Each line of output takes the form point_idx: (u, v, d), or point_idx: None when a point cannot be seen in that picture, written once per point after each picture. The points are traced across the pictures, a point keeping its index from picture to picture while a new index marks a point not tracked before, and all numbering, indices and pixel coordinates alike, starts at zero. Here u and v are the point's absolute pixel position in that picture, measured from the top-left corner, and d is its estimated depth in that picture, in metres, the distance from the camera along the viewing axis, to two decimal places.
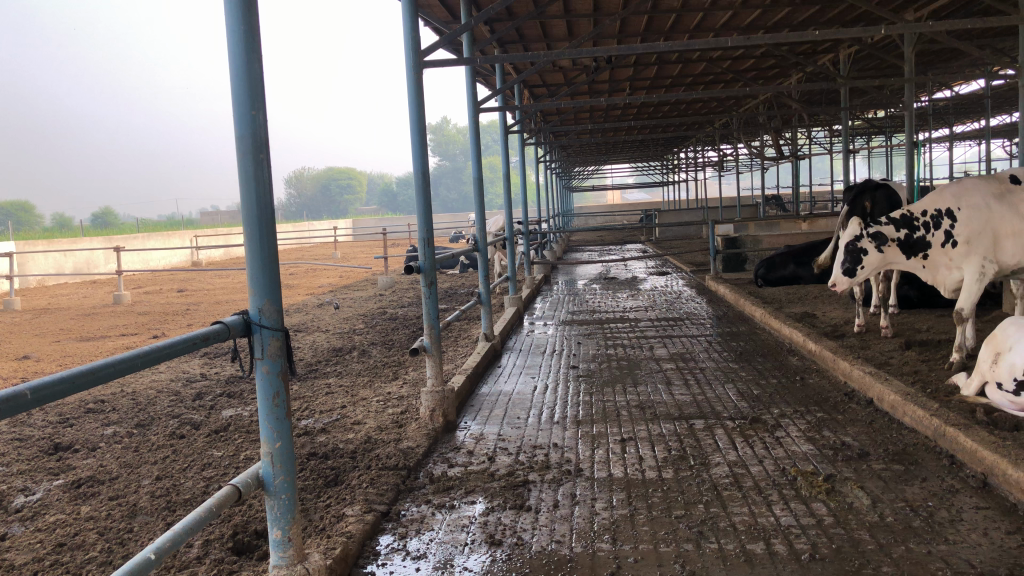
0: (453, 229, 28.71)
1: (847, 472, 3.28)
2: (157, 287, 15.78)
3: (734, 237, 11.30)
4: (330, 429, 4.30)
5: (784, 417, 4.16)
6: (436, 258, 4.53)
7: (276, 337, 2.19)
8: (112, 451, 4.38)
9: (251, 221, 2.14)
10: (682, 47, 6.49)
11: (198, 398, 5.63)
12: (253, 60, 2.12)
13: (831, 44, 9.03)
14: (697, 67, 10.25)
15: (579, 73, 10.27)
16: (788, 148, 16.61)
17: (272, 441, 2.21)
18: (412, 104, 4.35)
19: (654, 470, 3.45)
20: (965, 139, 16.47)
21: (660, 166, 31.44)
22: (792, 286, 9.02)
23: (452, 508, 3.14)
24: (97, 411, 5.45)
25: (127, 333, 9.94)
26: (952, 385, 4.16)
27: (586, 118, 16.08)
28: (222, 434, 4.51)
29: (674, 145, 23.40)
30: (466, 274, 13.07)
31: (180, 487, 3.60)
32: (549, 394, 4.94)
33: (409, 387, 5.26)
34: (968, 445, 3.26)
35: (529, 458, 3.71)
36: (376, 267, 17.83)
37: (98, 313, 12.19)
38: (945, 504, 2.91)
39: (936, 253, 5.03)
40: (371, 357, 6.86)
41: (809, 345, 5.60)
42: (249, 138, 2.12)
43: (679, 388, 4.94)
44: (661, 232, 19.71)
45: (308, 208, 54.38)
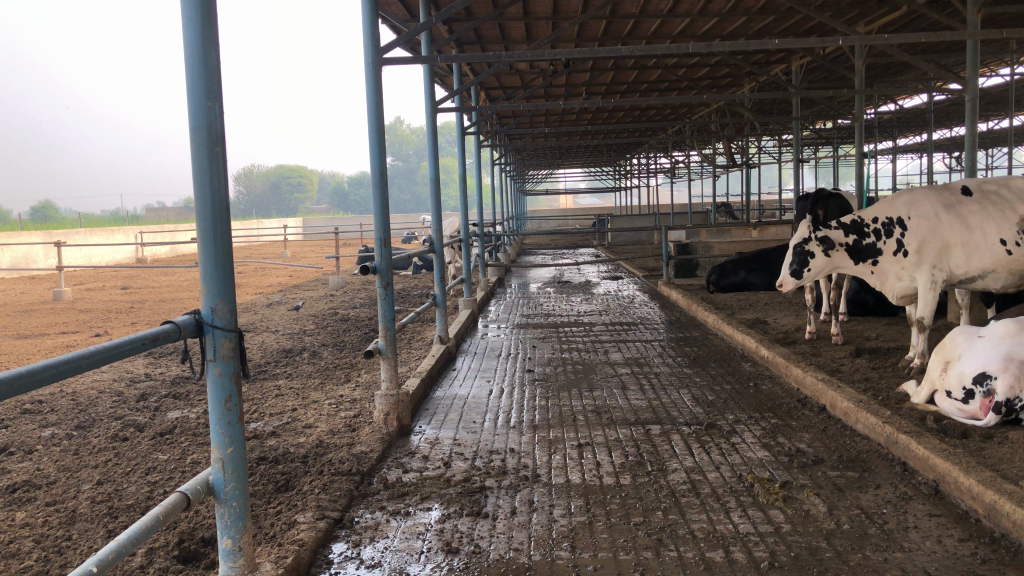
0: (406, 230, 28.55)
1: (803, 479, 3.30)
2: (100, 284, 15.35)
3: (687, 243, 11.40)
4: (281, 433, 4.20)
5: (739, 423, 4.18)
6: (392, 259, 4.44)
7: (229, 338, 2.10)
8: (50, 454, 4.21)
9: (205, 217, 2.05)
10: (642, 53, 6.51)
11: (142, 399, 5.45)
12: (209, 50, 2.04)
13: (784, 55, 9.17)
14: (653, 74, 10.32)
15: (537, 76, 10.26)
16: (739, 156, 16.86)
17: (223, 446, 2.12)
18: (370, 102, 4.27)
19: (611, 475, 3.43)
20: (909, 152, 16.92)
21: (613, 171, 31.71)
22: (743, 292, 9.13)
23: (407, 515, 3.08)
24: (34, 412, 5.24)
25: (67, 331, 9.63)
26: (902, 393, 4.22)
27: (541, 121, 16.10)
28: (167, 437, 4.37)
29: (627, 151, 23.57)
30: (420, 276, 12.95)
31: (123, 492, 3.46)
32: (505, 399, 4.89)
33: (362, 390, 5.16)
34: (920, 452, 3.30)
35: (486, 463, 3.66)
36: (327, 267, 17.59)
37: (36, 309, 11.78)
38: (900, 511, 2.94)
39: (886, 260, 5.09)
40: (323, 358, 6.74)
41: (762, 351, 5.65)
42: (204, 130, 2.03)
43: (635, 393, 4.94)
44: (614, 237, 19.87)
45: (257, 206, 53.52)
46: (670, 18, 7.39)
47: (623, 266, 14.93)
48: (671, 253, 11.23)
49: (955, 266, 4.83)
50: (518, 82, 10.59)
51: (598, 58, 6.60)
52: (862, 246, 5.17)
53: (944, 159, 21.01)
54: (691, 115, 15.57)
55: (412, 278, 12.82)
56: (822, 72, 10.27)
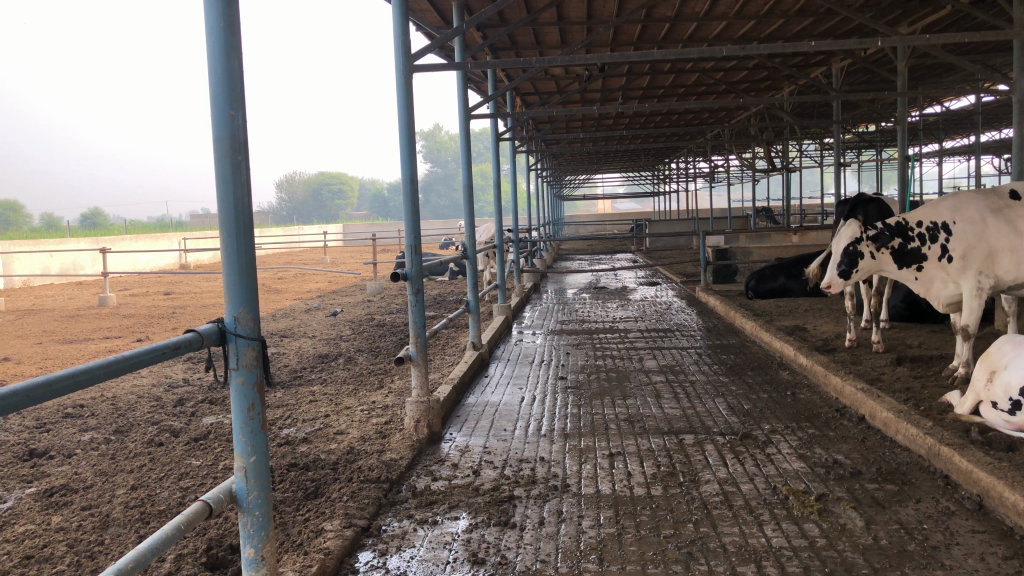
0: (444, 236, 28.66)
1: (840, 492, 3.21)
2: (143, 289, 15.63)
3: (725, 249, 11.26)
4: (313, 439, 4.21)
5: (775, 433, 4.10)
6: (423, 266, 4.43)
7: (252, 346, 2.10)
8: (88, 458, 4.27)
9: (228, 226, 2.05)
10: (676, 56, 6.44)
11: (179, 404, 5.52)
12: (232, 59, 2.04)
13: (824, 57, 9.01)
14: (691, 78, 10.22)
15: (572, 81, 10.22)
16: (780, 161, 16.61)
17: (246, 455, 2.11)
18: (401, 108, 4.27)
19: (643, 486, 3.37)
20: (955, 154, 16.53)
21: (651, 176, 31.50)
22: (781, 299, 8.98)
23: (435, 524, 3.05)
24: (75, 416, 5.34)
25: (111, 336, 9.81)
26: (945, 403, 4.10)
27: (578, 126, 16.04)
28: (201, 442, 4.41)
29: (666, 155, 23.40)
30: (456, 282, 12.97)
31: (156, 497, 3.50)
32: (537, 406, 4.86)
33: (394, 396, 5.17)
34: (963, 466, 3.20)
35: (515, 472, 3.63)
36: (365, 273, 17.72)
37: (81, 314, 12.03)
38: (941, 527, 2.84)
39: (931, 266, 4.97)
40: (357, 364, 6.77)
41: (800, 359, 5.54)
42: (227, 139, 2.03)
43: (669, 401, 4.87)
44: (652, 242, 19.73)
45: (298, 213, 54.19)
46: (706, 22, 7.30)
47: (661, 272, 14.79)
48: (709, 259, 11.10)
49: (1002, 272, 4.66)
50: (554, 87, 10.56)
51: (631, 62, 6.55)
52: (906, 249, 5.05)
53: (992, 161, 20.48)
54: (729, 119, 15.39)
55: (448, 284, 12.84)
56: (863, 74, 10.08)
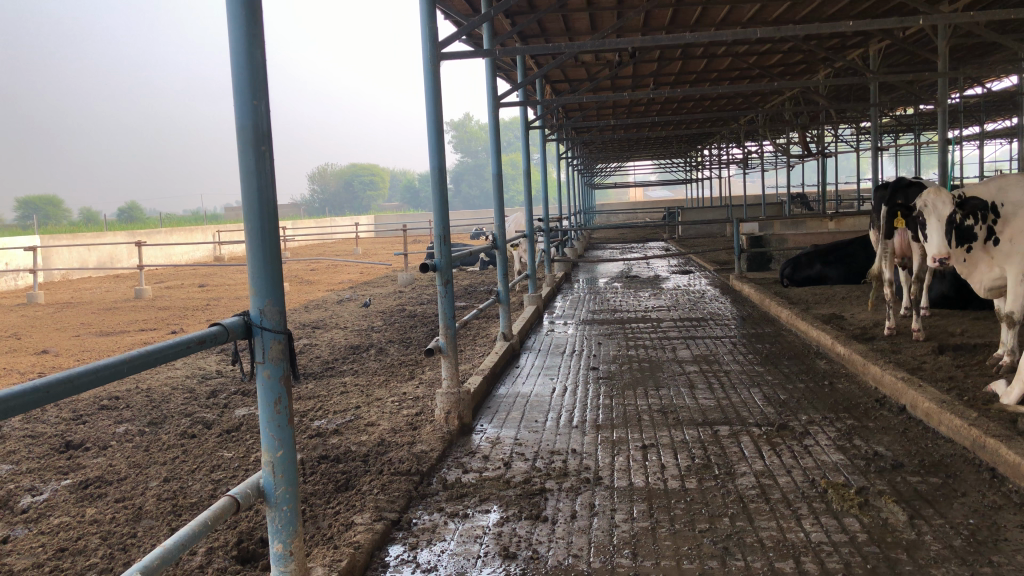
0: (475, 226, 28.65)
1: (881, 485, 3.12)
2: (178, 282, 15.80)
3: (760, 236, 11.09)
4: (343, 431, 4.20)
5: (813, 425, 4.00)
6: (453, 256, 4.39)
7: (278, 339, 2.07)
8: (123, 450, 4.31)
9: (253, 219, 2.02)
10: (710, 39, 6.32)
11: (212, 396, 5.55)
12: (254, 48, 2.00)
13: (861, 38, 8.80)
14: (723, 63, 10.06)
15: (602, 68, 10.11)
16: (815, 146, 16.31)
17: (273, 449, 2.09)
18: (429, 97, 4.23)
19: (677, 479, 3.30)
20: (996, 137, 16.10)
21: (683, 164, 31.19)
22: (818, 286, 8.81)
23: (465, 517, 3.02)
24: (111, 408, 5.39)
25: (146, 328, 9.93)
26: (991, 393, 3.97)
27: (609, 114, 15.90)
28: (234, 434, 4.43)
29: (698, 142, 23.13)
30: (487, 272, 12.95)
31: (188, 489, 3.51)
32: (568, 397, 4.80)
33: (425, 388, 5.14)
34: (1011, 458, 3.09)
35: (547, 464, 3.59)
36: (397, 264, 17.76)
37: (118, 307, 12.20)
38: (989, 522, 2.74)
39: (978, 251, 4.81)
40: (389, 355, 6.77)
41: (838, 348, 5.41)
42: (250, 130, 2.00)
43: (703, 392, 4.79)
44: (684, 230, 19.52)
45: (330, 204, 54.56)
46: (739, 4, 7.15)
47: (693, 260, 14.63)
48: (743, 247, 10.93)
49: None
50: (584, 75, 10.46)
51: (663, 46, 6.44)
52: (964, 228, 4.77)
53: None
54: (763, 104, 15.13)
55: (479, 274, 12.81)
56: (901, 55, 9.83)
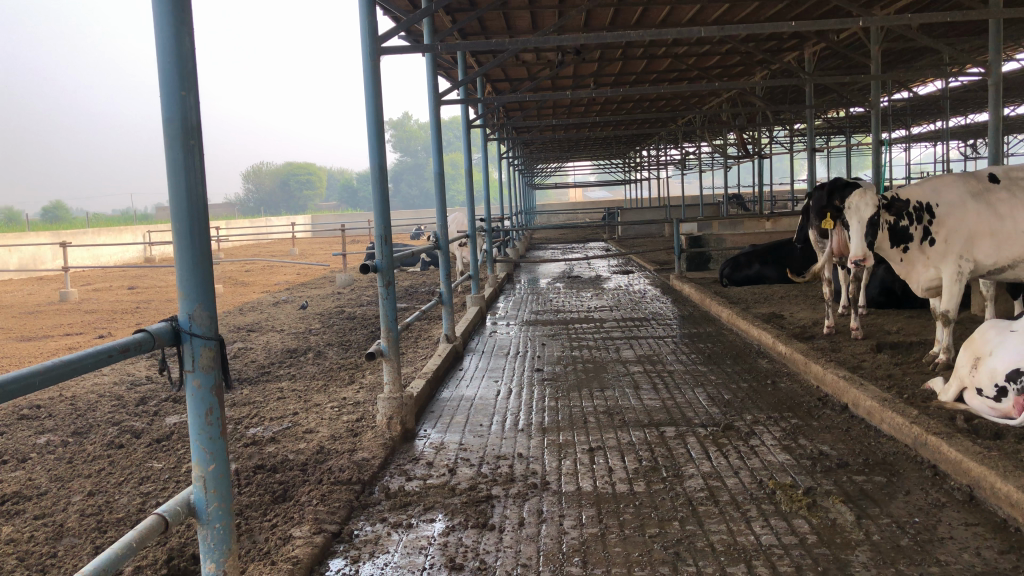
0: (415, 226, 28.37)
1: (828, 485, 3.12)
2: (106, 284, 15.23)
3: (698, 236, 11.19)
4: (281, 439, 4.05)
5: (757, 424, 4.00)
6: (394, 257, 4.26)
7: (209, 346, 1.93)
8: (44, 463, 4.07)
9: (181, 217, 1.88)
10: (652, 38, 6.31)
11: (142, 403, 5.31)
12: (183, 36, 1.86)
13: (797, 41, 8.95)
14: (662, 63, 10.13)
15: (543, 67, 10.08)
16: (751, 147, 16.58)
17: (205, 463, 1.95)
18: (368, 93, 4.10)
19: (625, 483, 3.25)
20: (923, 140, 16.59)
21: (621, 165, 31.47)
22: (757, 286, 8.92)
23: (409, 528, 2.91)
24: (31, 417, 5.11)
25: (72, 333, 9.52)
26: (929, 390, 4.03)
27: (549, 114, 15.89)
28: (164, 443, 4.23)
29: (637, 142, 23.35)
30: (427, 273, 12.79)
31: (114, 504, 3.32)
32: (513, 400, 4.72)
33: (366, 393, 5.00)
34: (952, 455, 3.12)
35: (492, 470, 3.50)
36: (336, 265, 17.48)
37: (42, 311, 11.68)
38: (935, 520, 2.76)
39: (914, 251, 4.88)
40: (327, 359, 6.59)
41: (779, 347, 5.46)
42: (178, 123, 1.85)
43: (648, 392, 4.77)
44: (623, 230, 19.67)
45: (266, 204, 53.52)
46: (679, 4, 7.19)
47: (633, 260, 14.72)
48: (682, 247, 11.03)
49: (982, 256, 4.62)
50: (525, 74, 10.42)
51: (605, 44, 6.41)
52: (894, 227, 4.90)
53: (958, 147, 20.66)
54: (700, 105, 15.32)
55: (420, 275, 12.65)
56: (834, 59, 10.03)
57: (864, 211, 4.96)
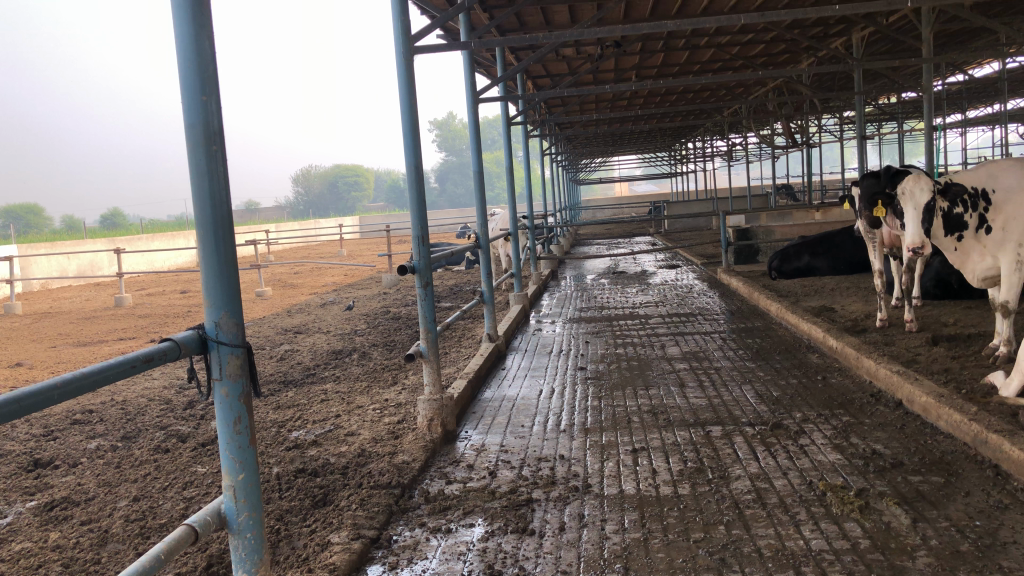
0: (461, 225, 28.43)
1: (881, 486, 2.99)
2: (160, 289, 15.55)
3: (746, 229, 10.98)
4: (322, 441, 4.05)
5: (807, 422, 3.87)
6: (432, 257, 4.23)
7: (236, 354, 1.91)
8: (92, 468, 4.13)
9: (205, 223, 1.85)
10: (692, 26, 6.18)
11: (189, 406, 5.38)
12: (202, 41, 1.84)
13: (845, 25, 8.69)
14: (705, 54, 9.95)
15: (583, 61, 9.98)
16: (800, 136, 16.20)
17: (235, 472, 1.93)
18: (403, 93, 4.07)
19: (669, 485, 3.17)
20: (979, 123, 16.01)
21: (667, 158, 31.11)
22: (806, 278, 8.71)
23: (448, 533, 2.87)
24: (83, 422, 5.21)
25: (126, 337, 9.71)
26: (989, 385, 3.86)
27: (593, 108, 15.75)
28: (209, 447, 4.26)
29: (682, 135, 23.06)
30: (472, 271, 12.79)
31: (158, 509, 3.34)
32: (556, 400, 4.66)
33: (408, 394, 4.98)
34: (1015, 455, 2.96)
35: (534, 472, 3.44)
36: (381, 266, 17.60)
37: (98, 316, 11.97)
38: (996, 523, 2.62)
39: (970, 240, 4.69)
40: (372, 359, 6.61)
41: (830, 342, 5.30)
42: (200, 128, 1.83)
43: (694, 390, 4.66)
44: (670, 224, 19.42)
45: (314, 206, 54.27)
46: None
47: (680, 254, 14.53)
48: (730, 240, 10.82)
49: None
50: (565, 69, 10.33)
51: (644, 34, 6.28)
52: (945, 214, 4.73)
53: (1017, 129, 19.91)
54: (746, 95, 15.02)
55: (464, 274, 12.63)
56: (884, 43, 9.74)
57: (919, 197, 4.81)
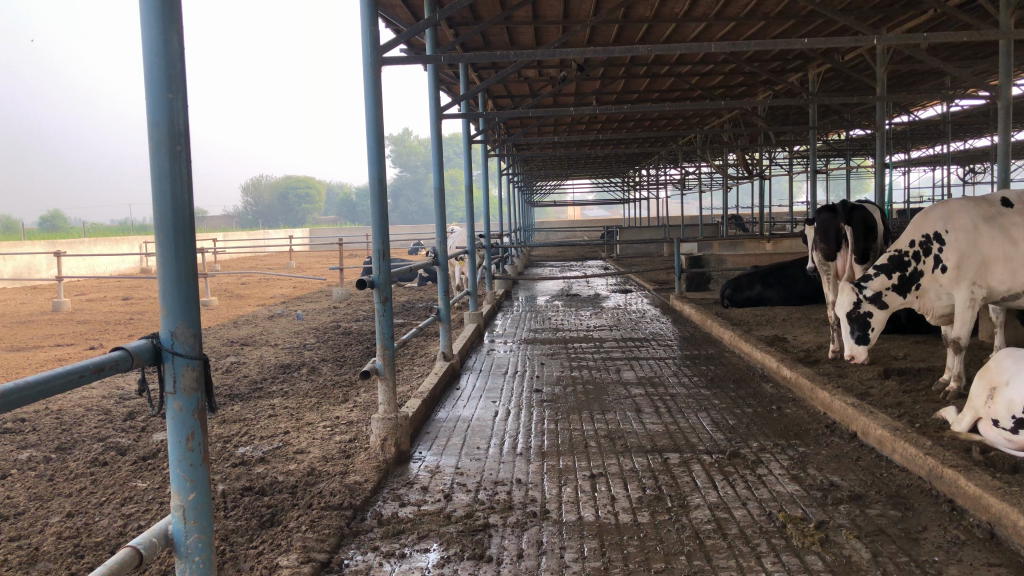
0: (413, 242, 28.24)
1: (841, 519, 2.99)
2: (101, 295, 15.07)
3: (699, 256, 11.09)
4: (271, 459, 3.91)
5: (764, 452, 3.87)
6: (392, 272, 4.13)
7: (192, 366, 1.80)
8: (24, 480, 3.92)
9: (165, 228, 1.75)
10: (661, 51, 6.20)
11: (129, 418, 5.17)
12: (171, 37, 1.74)
13: (802, 61, 8.89)
14: (666, 82, 10.08)
15: (545, 83, 10.03)
16: (752, 167, 16.47)
17: (185, 492, 1.82)
18: (368, 104, 3.99)
19: (628, 513, 3.12)
20: (924, 164, 16.47)
21: (620, 184, 31.38)
22: (758, 307, 8.81)
23: (402, 558, 2.77)
24: (14, 431, 4.96)
25: (62, 343, 9.36)
26: (941, 420, 3.90)
27: (550, 130, 15.81)
28: (150, 462, 4.09)
29: (636, 162, 23.31)
30: (424, 288, 12.65)
31: (93, 526, 3.17)
32: (511, 422, 4.58)
33: (360, 412, 4.86)
34: (970, 490, 2.98)
35: (490, 496, 3.36)
36: (331, 279, 17.36)
37: (34, 320, 11.52)
38: (954, 559, 2.62)
39: (928, 283, 4.75)
40: (321, 375, 6.45)
41: (784, 372, 5.33)
42: (165, 126, 1.73)
43: (651, 416, 4.63)
44: (623, 250, 19.55)
45: (264, 217, 53.47)
46: (685, 22, 7.14)
47: (631, 280, 14.61)
48: (683, 267, 10.92)
49: (995, 282, 4.50)
50: (527, 90, 10.37)
51: (613, 57, 6.30)
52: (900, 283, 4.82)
53: (959, 171, 20.53)
54: (702, 124, 15.24)
55: (416, 291, 12.50)
56: (838, 80, 9.98)
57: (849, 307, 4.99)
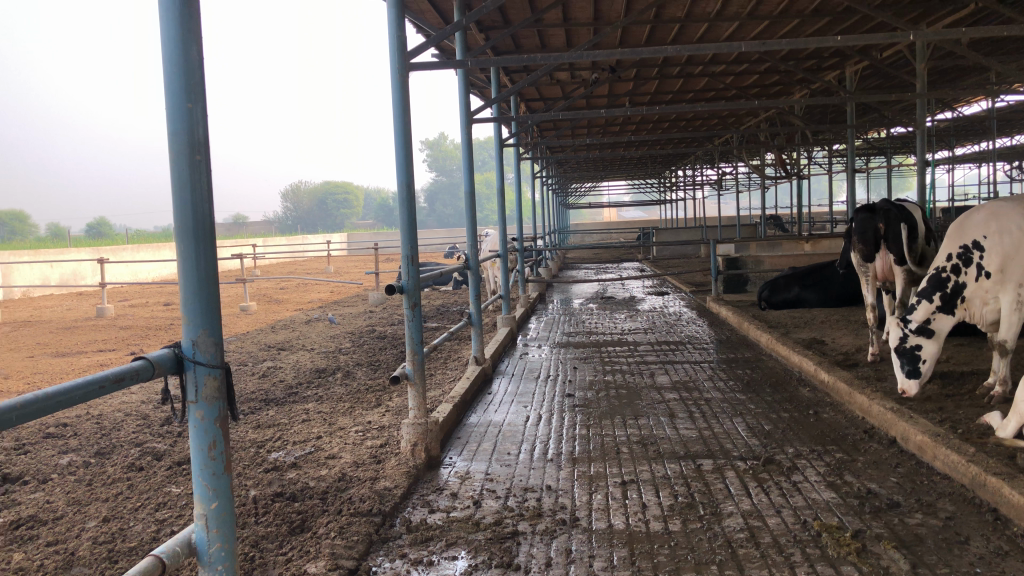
0: (449, 246, 28.32)
1: (878, 528, 2.91)
2: (144, 301, 15.35)
3: (735, 258, 10.95)
4: (302, 464, 3.93)
5: (800, 458, 3.79)
6: (421, 278, 4.13)
7: (213, 375, 1.81)
8: (63, 485, 3.99)
9: (186, 237, 1.75)
10: (692, 51, 6.12)
11: (167, 423, 5.23)
12: (190, 47, 1.75)
13: (839, 59, 8.73)
14: (700, 82, 9.98)
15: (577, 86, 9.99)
16: (790, 167, 16.22)
17: (207, 501, 1.82)
18: (396, 109, 4.00)
19: (660, 520, 3.07)
20: (969, 161, 16.06)
21: (657, 185, 31.14)
22: (795, 309, 8.67)
23: (430, 566, 2.76)
24: (56, 436, 5.06)
25: (105, 349, 9.54)
26: (985, 425, 3.78)
27: (584, 133, 15.74)
28: (185, 467, 4.13)
29: (672, 163, 23.11)
30: (459, 292, 12.66)
31: (128, 531, 3.21)
32: (542, 428, 4.55)
33: (391, 416, 4.87)
34: (1015, 499, 2.88)
35: (519, 503, 3.33)
36: (368, 284, 17.46)
37: (79, 326, 11.77)
38: (996, 571, 2.54)
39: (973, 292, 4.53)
40: (356, 379, 6.48)
41: (821, 375, 5.23)
42: (184, 136, 1.74)
43: (684, 422, 4.56)
44: (659, 252, 19.38)
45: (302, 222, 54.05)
46: (718, 21, 7.06)
47: (667, 281, 14.48)
48: (719, 269, 10.78)
49: None
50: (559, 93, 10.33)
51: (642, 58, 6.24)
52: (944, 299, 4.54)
53: (1005, 168, 19.99)
54: (737, 123, 15.05)
55: (450, 295, 12.52)
56: (877, 77, 9.80)
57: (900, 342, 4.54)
